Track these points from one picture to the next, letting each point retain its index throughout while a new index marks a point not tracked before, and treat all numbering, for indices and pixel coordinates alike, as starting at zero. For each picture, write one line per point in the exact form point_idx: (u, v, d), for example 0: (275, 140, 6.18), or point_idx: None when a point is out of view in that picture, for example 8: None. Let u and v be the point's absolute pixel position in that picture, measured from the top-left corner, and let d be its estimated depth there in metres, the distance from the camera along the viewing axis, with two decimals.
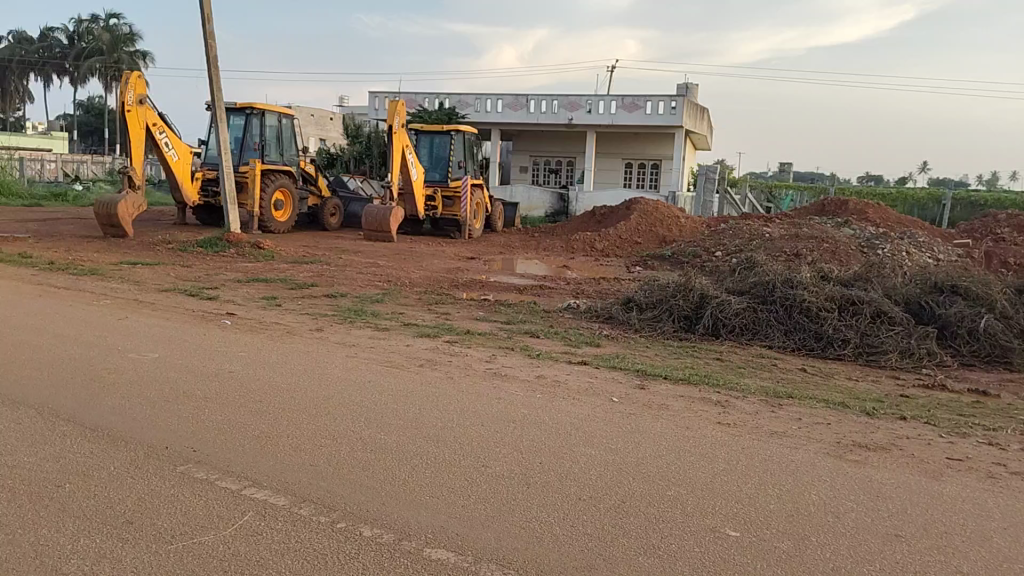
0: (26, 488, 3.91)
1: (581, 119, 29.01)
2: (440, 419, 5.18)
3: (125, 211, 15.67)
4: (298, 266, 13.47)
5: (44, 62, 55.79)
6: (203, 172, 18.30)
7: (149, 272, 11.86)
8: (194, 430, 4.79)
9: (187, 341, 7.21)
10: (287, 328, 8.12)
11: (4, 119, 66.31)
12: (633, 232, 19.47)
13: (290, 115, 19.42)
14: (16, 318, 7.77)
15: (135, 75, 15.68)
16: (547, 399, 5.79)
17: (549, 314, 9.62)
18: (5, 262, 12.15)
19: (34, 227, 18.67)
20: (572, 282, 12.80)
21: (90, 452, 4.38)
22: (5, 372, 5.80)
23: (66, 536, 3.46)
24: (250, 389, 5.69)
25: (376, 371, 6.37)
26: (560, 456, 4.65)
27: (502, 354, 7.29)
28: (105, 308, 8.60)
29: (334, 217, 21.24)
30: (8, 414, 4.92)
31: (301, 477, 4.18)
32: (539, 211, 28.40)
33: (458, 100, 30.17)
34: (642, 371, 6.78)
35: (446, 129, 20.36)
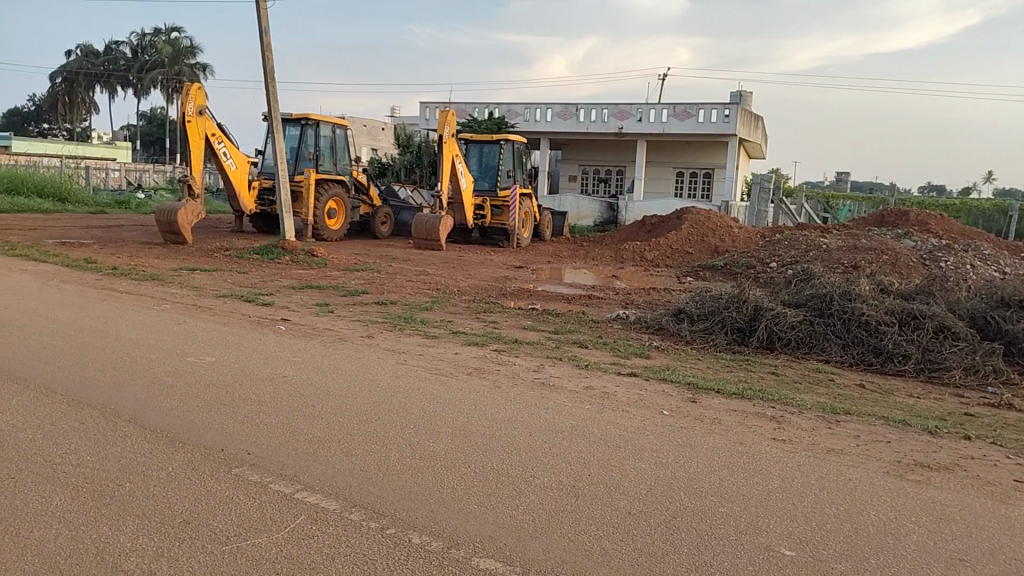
0: (88, 486, 4.03)
1: (631, 127, 28.84)
2: (489, 428, 5.19)
3: (185, 218, 16.11)
4: (349, 273, 13.67)
5: (110, 74, 57.95)
6: (259, 181, 18.74)
7: (207, 278, 12.18)
8: (248, 433, 4.89)
9: (243, 346, 7.37)
10: (339, 334, 8.24)
11: (72, 130, 69.00)
12: (685, 242, 19.26)
13: (344, 125, 19.78)
14: (82, 321, 8.05)
15: (196, 86, 16.13)
16: (596, 410, 5.75)
17: (597, 324, 9.56)
18: (72, 267, 12.61)
19: (99, 234, 19.33)
20: (621, 292, 12.70)
21: (150, 453, 4.50)
22: (72, 373, 6.00)
23: (126, 535, 3.55)
24: (302, 394, 5.79)
25: (425, 379, 6.40)
26: (610, 468, 4.60)
27: (551, 363, 7.27)
28: (165, 313, 8.85)
29: (385, 226, 21.52)
30: (73, 414, 5.08)
31: (352, 482, 4.22)
32: (587, 221, 28.46)
33: (508, 109, 30.32)
34: (692, 384, 6.68)
35: (496, 138, 20.47)
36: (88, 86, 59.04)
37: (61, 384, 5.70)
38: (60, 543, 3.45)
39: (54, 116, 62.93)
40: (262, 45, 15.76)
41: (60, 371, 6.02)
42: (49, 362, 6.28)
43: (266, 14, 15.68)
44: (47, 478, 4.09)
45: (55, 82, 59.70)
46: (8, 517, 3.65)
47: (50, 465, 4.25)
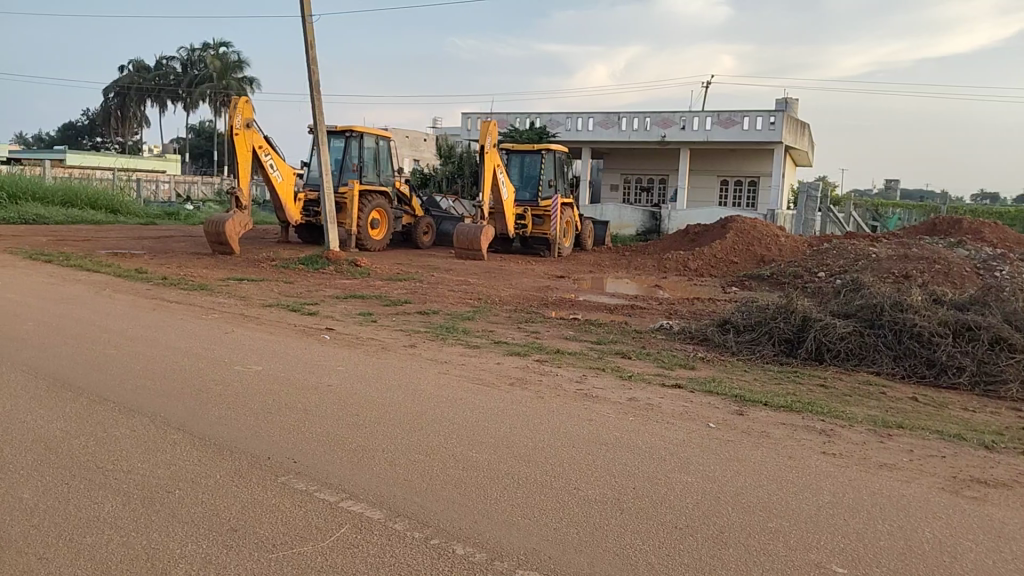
0: (139, 492, 4.10)
1: (674, 136, 28.61)
2: (532, 439, 5.16)
3: (232, 229, 16.43)
4: (392, 283, 13.79)
5: (160, 90, 59.61)
6: (305, 193, 19.04)
7: (253, 288, 12.39)
8: (294, 441, 4.94)
9: (288, 354, 7.46)
10: (382, 343, 8.30)
11: (124, 145, 71.08)
12: (730, 252, 19.01)
13: (387, 137, 20.03)
14: (133, 330, 8.24)
15: (243, 100, 16.45)
16: (640, 422, 5.68)
17: (641, 335, 9.47)
18: (124, 277, 12.95)
19: (150, 244, 19.82)
20: (664, 302, 12.57)
21: (198, 460, 4.57)
22: (123, 380, 6.15)
23: (175, 541, 3.60)
24: (346, 403, 5.83)
25: (468, 389, 6.40)
26: (655, 481, 4.53)
27: (594, 374, 7.21)
28: (213, 322, 9.02)
29: (426, 236, 21.68)
30: (125, 421, 5.19)
31: (396, 492, 4.23)
32: (629, 230, 28.24)
33: (549, 119, 30.36)
34: (739, 396, 6.56)
35: (537, 148, 20.51)
36: (140, 100, 60.76)
37: (113, 391, 5.84)
38: (111, 548, 3.52)
39: (108, 131, 64.93)
40: (308, 59, 16.03)
41: (112, 380, 6.16)
42: (102, 370, 6.44)
43: (312, 29, 15.95)
44: (100, 484, 4.18)
45: (108, 97, 61.58)
46: (62, 522, 3.74)
47: (103, 472, 4.34)
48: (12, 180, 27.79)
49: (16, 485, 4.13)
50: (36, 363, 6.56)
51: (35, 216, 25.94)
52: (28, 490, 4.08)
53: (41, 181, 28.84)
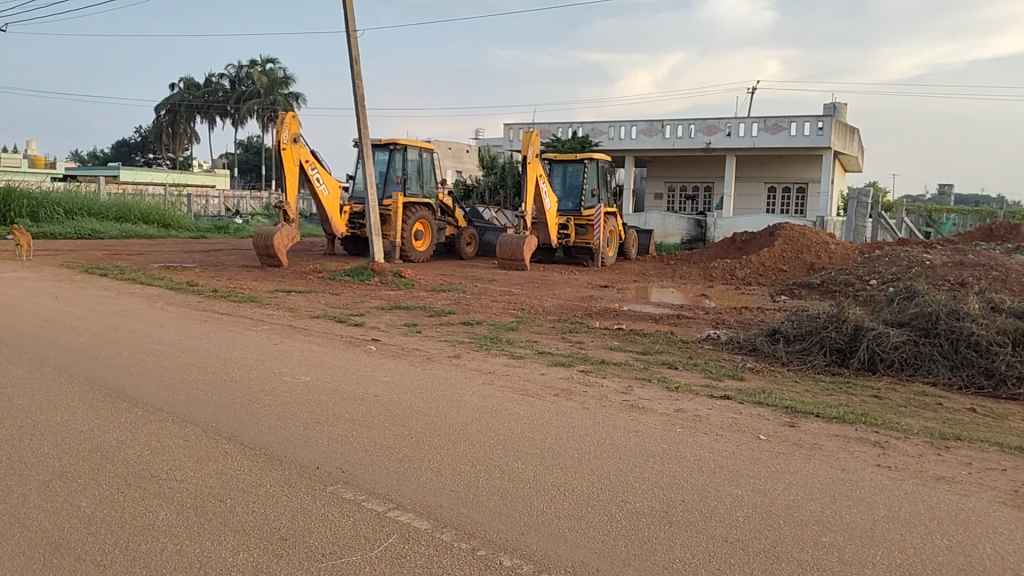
0: (192, 502, 4.18)
1: (719, 142, 28.30)
2: (578, 451, 5.12)
3: (280, 242, 16.75)
4: (436, 294, 13.88)
5: (209, 106, 61.15)
6: (350, 206, 19.31)
7: (301, 300, 12.59)
8: (342, 451, 4.99)
9: (335, 365, 7.56)
10: (427, 354, 8.36)
11: (176, 161, 73.07)
12: (778, 260, 18.71)
13: (430, 149, 20.22)
14: (185, 342, 8.44)
15: (290, 115, 16.80)
16: (688, 433, 5.60)
17: (687, 345, 9.35)
18: (177, 289, 13.28)
19: (201, 258, 20.27)
20: (711, 312, 12.41)
21: (249, 469, 4.65)
22: (177, 391, 6.30)
23: (226, 550, 3.66)
24: (392, 413, 5.87)
25: (512, 400, 6.38)
26: (705, 494, 4.45)
27: (640, 385, 7.14)
28: (263, 334, 9.18)
29: (469, 246, 21.78)
30: (178, 431, 5.31)
31: (443, 502, 4.24)
32: (674, 239, 27.94)
33: (591, 128, 30.31)
34: (789, 408, 6.42)
35: (580, 157, 20.48)
36: (190, 117, 62.42)
37: (166, 402, 5.98)
38: (166, 556, 3.58)
39: (161, 147, 66.84)
40: (353, 74, 16.30)
41: (165, 390, 6.31)
42: (156, 381, 6.60)
43: (356, 44, 16.22)
44: (154, 492, 4.28)
45: (159, 114, 63.39)
46: (118, 530, 3.83)
47: (156, 481, 4.44)
48: (70, 196, 28.77)
49: (75, 493, 4.25)
50: (94, 375, 6.75)
51: (91, 232, 26.79)
52: (86, 498, 4.19)
53: (97, 198, 29.78)
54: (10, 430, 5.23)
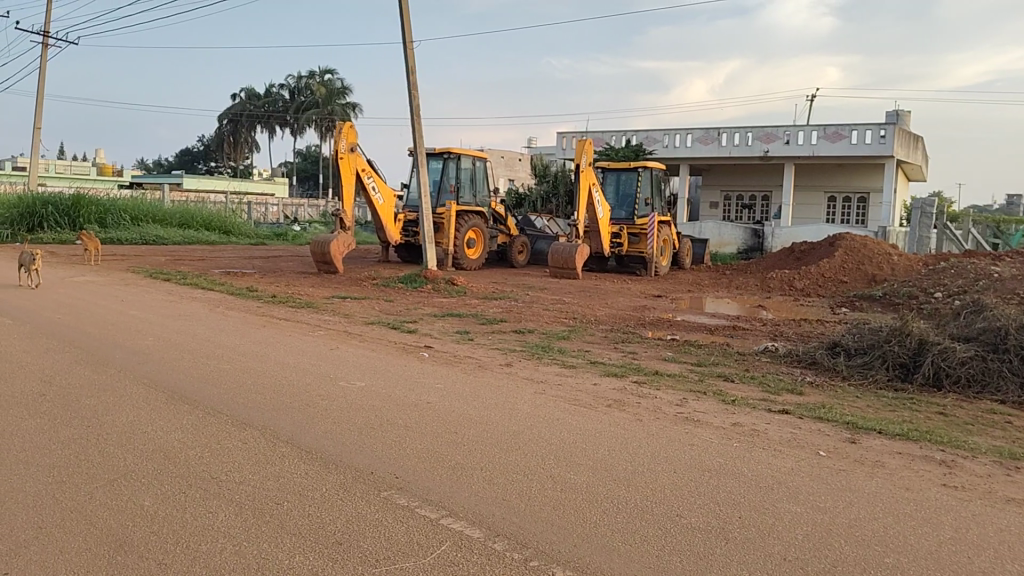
0: (250, 503, 4.27)
1: (777, 150, 27.80)
2: (631, 463, 5.06)
3: (336, 249, 17.04)
4: (488, 302, 13.93)
5: (269, 116, 62.67)
6: (405, 214, 19.55)
7: (356, 306, 12.79)
8: (396, 457, 5.04)
9: (389, 371, 7.64)
10: (479, 362, 8.39)
11: (237, 170, 75.12)
12: (838, 271, 18.27)
13: (484, 158, 20.35)
14: (244, 346, 8.65)
15: (347, 125, 17.11)
16: (745, 448, 5.48)
17: (743, 357, 9.19)
18: (236, 295, 13.62)
19: (260, 264, 20.73)
20: (769, 323, 12.18)
21: (305, 473, 4.73)
22: (236, 394, 6.44)
23: (283, 552, 3.72)
24: (445, 421, 5.90)
25: (564, 410, 6.35)
26: (762, 511, 4.36)
27: (695, 398, 7.03)
28: (320, 339, 9.34)
29: (521, 255, 21.83)
30: (237, 434, 5.44)
31: (495, 511, 4.24)
32: (730, 248, 27.55)
33: (646, 136, 30.10)
34: (851, 423, 6.25)
35: (633, 166, 20.37)
36: (251, 127, 64.08)
37: (226, 405, 6.12)
38: (225, 557, 3.67)
39: (223, 156, 68.77)
40: (409, 85, 16.52)
41: (225, 393, 6.47)
42: (216, 384, 6.76)
43: (413, 55, 16.45)
44: (214, 494, 4.38)
45: (222, 124, 65.28)
46: (181, 530, 3.94)
47: (217, 483, 4.54)
48: (137, 203, 29.79)
49: (139, 492, 4.38)
50: (158, 377, 6.96)
51: (155, 238, 27.67)
52: (149, 497, 4.32)
53: (161, 205, 30.76)
54: (80, 429, 5.42)
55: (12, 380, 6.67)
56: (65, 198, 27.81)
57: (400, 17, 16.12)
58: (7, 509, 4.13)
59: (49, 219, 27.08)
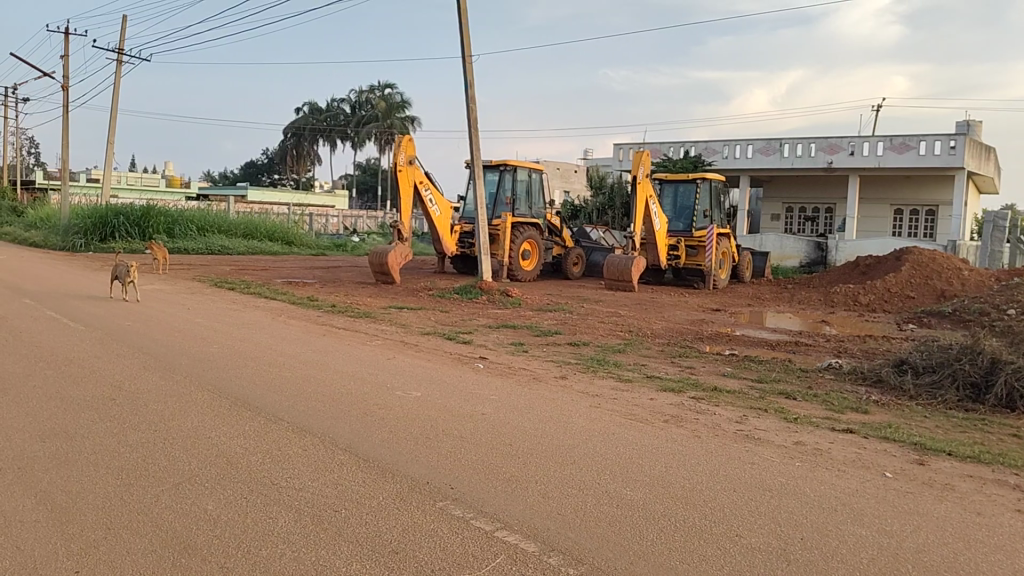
0: (309, 510, 4.35)
1: (842, 161, 27.15)
2: (688, 481, 4.98)
3: (394, 260, 17.28)
4: (543, 314, 13.94)
5: (330, 129, 64.16)
6: (461, 226, 19.72)
7: (413, 317, 12.95)
8: (452, 467, 5.07)
9: (445, 382, 7.70)
10: (534, 374, 8.40)
11: (299, 183, 77.01)
12: (905, 285, 17.72)
13: (539, 170, 20.44)
14: (304, 354, 8.83)
15: (406, 139, 17.38)
16: (808, 468, 5.34)
17: (805, 374, 8.98)
18: (297, 304, 13.92)
19: (320, 274, 21.15)
20: (832, 339, 11.88)
21: (363, 481, 4.80)
22: (295, 401, 6.60)
23: (342, 559, 3.78)
24: (500, 432, 5.91)
25: (619, 424, 6.30)
26: (825, 533, 4.24)
27: (755, 415, 6.88)
28: (377, 349, 9.48)
29: (576, 266, 21.81)
30: (298, 440, 5.56)
31: (549, 524, 4.23)
32: (792, 261, 26.99)
33: (704, 147, 29.74)
34: (919, 444, 6.03)
35: (691, 178, 20.16)
36: (313, 140, 65.60)
37: (286, 412, 6.26)
38: (285, 562, 3.74)
39: (285, 169, 70.57)
40: (467, 98, 16.70)
41: (285, 400, 6.62)
42: (277, 392, 6.92)
43: (471, 69, 16.63)
44: (274, 499, 4.47)
45: (285, 137, 67.01)
46: (242, 535, 4.03)
47: (277, 488, 4.64)
48: (203, 214, 30.80)
49: (203, 497, 4.50)
50: (222, 383, 7.16)
51: (220, 248, 28.55)
52: (213, 502, 4.43)
53: (227, 216, 31.70)
54: (146, 434, 5.61)
55: (85, 384, 6.95)
56: (136, 208, 28.93)
57: (459, 32, 16.33)
58: (80, 509, 4.29)
59: (120, 229, 28.23)
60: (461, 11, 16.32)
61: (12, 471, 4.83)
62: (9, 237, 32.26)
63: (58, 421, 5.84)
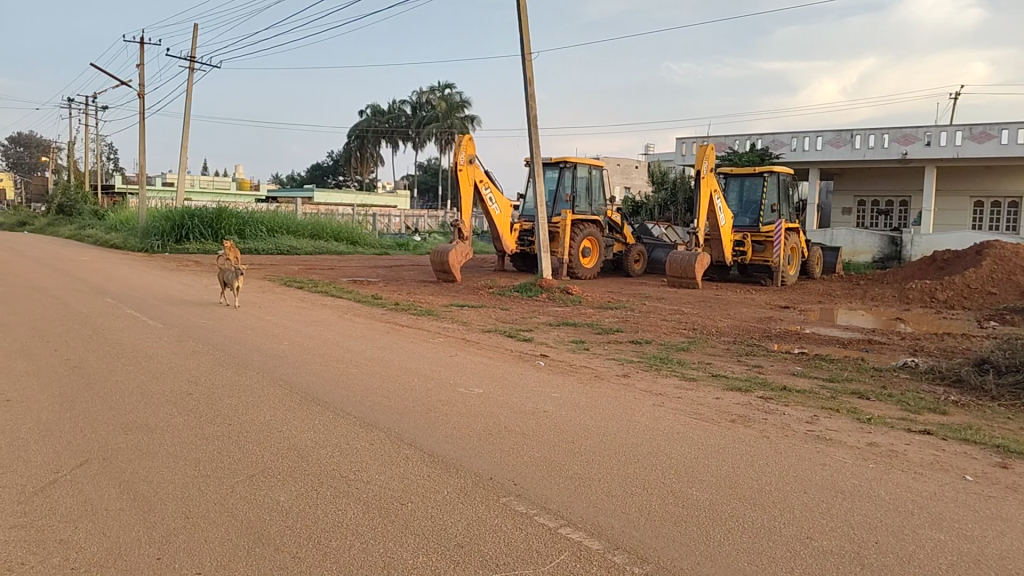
0: (376, 503, 4.41)
1: (917, 152, 26.17)
2: (757, 481, 4.87)
3: (455, 258, 17.40)
4: (604, 311, 13.84)
5: (392, 131, 65.10)
6: (521, 224, 19.74)
7: (474, 314, 13.03)
8: (515, 464, 5.08)
9: (507, 380, 7.70)
10: (595, 372, 8.34)
11: (362, 184, 78.45)
12: (987, 281, 16.98)
13: (600, 166, 20.34)
14: (369, 351, 8.99)
15: (466, 138, 17.49)
16: (883, 470, 5.16)
17: (879, 373, 8.68)
18: (362, 302, 14.19)
19: (384, 273, 21.47)
20: (908, 337, 11.47)
21: (428, 475, 4.85)
22: (362, 397, 6.72)
23: (408, 552, 3.82)
24: (562, 430, 5.89)
25: (684, 424, 6.20)
26: (901, 537, 4.09)
27: (827, 416, 6.67)
28: (440, 346, 9.58)
29: (638, 263, 21.60)
30: (365, 434, 5.66)
31: (614, 523, 4.19)
32: (864, 257, 26.14)
33: (771, 140, 29.05)
34: (1002, 447, 5.76)
35: (758, 171, 19.73)
36: (376, 141, 66.65)
37: (354, 407, 6.38)
38: (354, 553, 3.80)
39: (350, 171, 71.96)
40: (527, 95, 16.70)
41: (351, 396, 6.74)
42: (345, 388, 7.05)
43: (531, 66, 16.62)
44: (344, 492, 4.55)
45: (349, 140, 68.27)
46: (314, 526, 4.11)
47: (346, 482, 4.73)
48: (273, 215, 31.67)
49: (275, 488, 4.62)
50: (292, 379, 7.36)
51: (288, 248, 29.31)
52: (285, 493, 4.54)
53: (295, 217, 32.48)
54: (222, 427, 5.79)
55: (163, 379, 7.21)
56: (209, 211, 29.96)
57: (519, 29, 16.34)
58: (160, 499, 4.45)
59: (194, 231, 29.27)
60: (521, 8, 16.32)
61: (98, 461, 5.05)
62: (92, 239, 33.74)
63: (139, 415, 6.07)
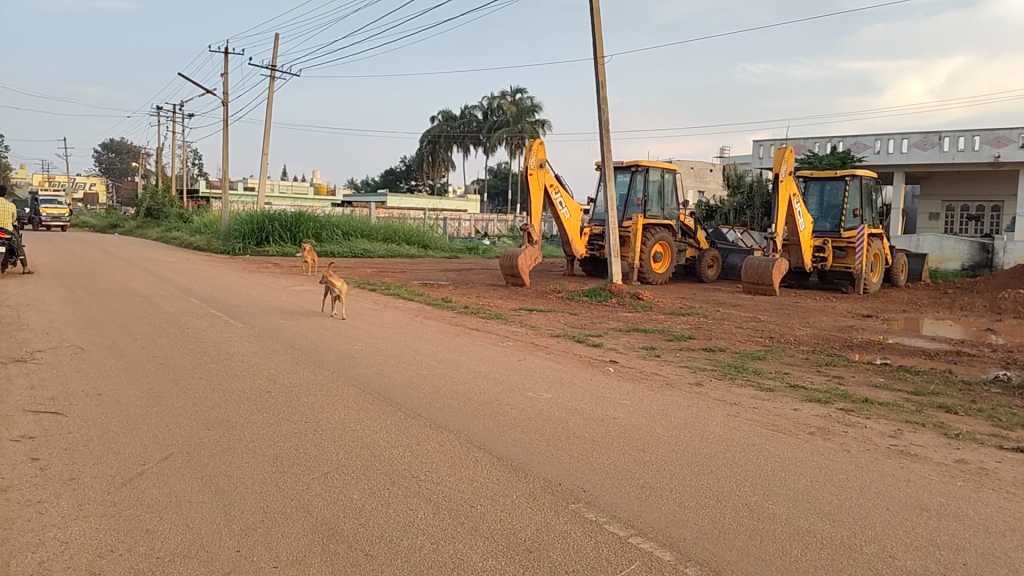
0: (446, 504, 4.44)
1: (1011, 155, 24.93)
2: (836, 497, 4.69)
3: (524, 263, 17.45)
4: (675, 318, 13.64)
5: (463, 136, 65.78)
6: (591, 228, 19.64)
7: (543, 318, 13.03)
8: (585, 471, 5.05)
9: (576, 384, 7.68)
10: (666, 379, 8.20)
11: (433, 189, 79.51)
12: None
13: (672, 169, 20.07)
14: (440, 353, 9.08)
15: (537, 143, 17.51)
16: (972, 489, 4.91)
17: (968, 386, 8.26)
18: (433, 305, 14.34)
19: (453, 277, 21.67)
20: (1000, 349, 10.90)
21: (497, 478, 4.86)
22: (431, 398, 6.79)
23: (477, 554, 3.83)
24: (632, 438, 5.81)
25: (760, 435, 6.04)
26: (994, 559, 3.88)
27: (911, 430, 6.39)
28: (509, 350, 9.60)
29: (712, 269, 21.21)
30: (434, 435, 5.73)
31: (686, 534, 4.11)
32: (952, 264, 25.02)
33: (854, 143, 28.11)
34: None
35: (840, 175, 19.11)
36: (447, 146, 67.39)
37: (424, 408, 6.45)
38: (424, 554, 3.84)
39: (421, 176, 73.07)
40: (599, 99, 16.60)
41: (421, 397, 6.82)
42: (416, 389, 7.14)
43: (603, 70, 16.52)
44: (414, 492, 4.62)
45: (421, 145, 69.27)
46: (386, 524, 4.17)
47: (416, 482, 4.78)
48: (347, 219, 32.41)
49: (349, 486, 4.71)
50: (364, 379, 7.50)
51: (362, 251, 29.94)
52: (358, 491, 4.63)
53: (368, 220, 33.11)
54: (298, 424, 5.96)
55: (242, 377, 7.46)
56: (289, 215, 30.90)
57: (592, 34, 16.28)
58: (239, 492, 4.60)
59: (274, 234, 30.19)
60: (595, 13, 16.26)
61: (182, 455, 5.25)
62: (178, 241, 35.13)
63: (218, 411, 6.28)
